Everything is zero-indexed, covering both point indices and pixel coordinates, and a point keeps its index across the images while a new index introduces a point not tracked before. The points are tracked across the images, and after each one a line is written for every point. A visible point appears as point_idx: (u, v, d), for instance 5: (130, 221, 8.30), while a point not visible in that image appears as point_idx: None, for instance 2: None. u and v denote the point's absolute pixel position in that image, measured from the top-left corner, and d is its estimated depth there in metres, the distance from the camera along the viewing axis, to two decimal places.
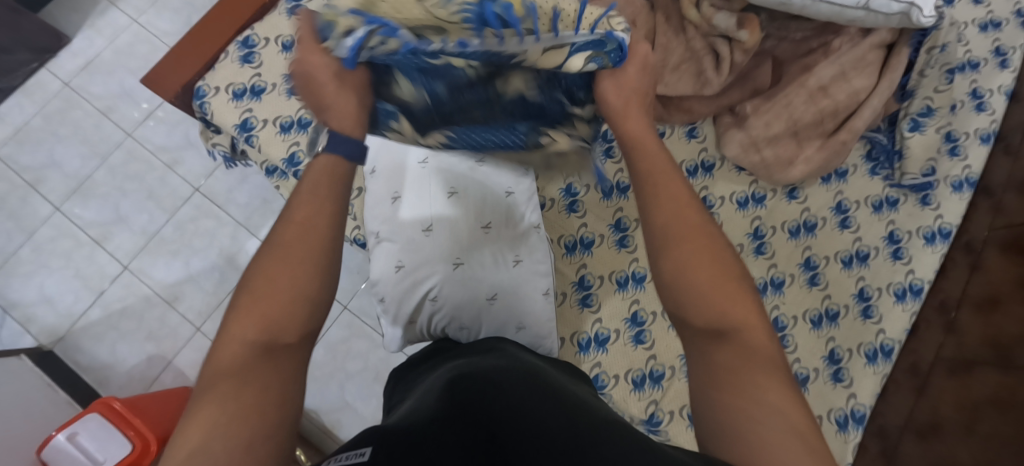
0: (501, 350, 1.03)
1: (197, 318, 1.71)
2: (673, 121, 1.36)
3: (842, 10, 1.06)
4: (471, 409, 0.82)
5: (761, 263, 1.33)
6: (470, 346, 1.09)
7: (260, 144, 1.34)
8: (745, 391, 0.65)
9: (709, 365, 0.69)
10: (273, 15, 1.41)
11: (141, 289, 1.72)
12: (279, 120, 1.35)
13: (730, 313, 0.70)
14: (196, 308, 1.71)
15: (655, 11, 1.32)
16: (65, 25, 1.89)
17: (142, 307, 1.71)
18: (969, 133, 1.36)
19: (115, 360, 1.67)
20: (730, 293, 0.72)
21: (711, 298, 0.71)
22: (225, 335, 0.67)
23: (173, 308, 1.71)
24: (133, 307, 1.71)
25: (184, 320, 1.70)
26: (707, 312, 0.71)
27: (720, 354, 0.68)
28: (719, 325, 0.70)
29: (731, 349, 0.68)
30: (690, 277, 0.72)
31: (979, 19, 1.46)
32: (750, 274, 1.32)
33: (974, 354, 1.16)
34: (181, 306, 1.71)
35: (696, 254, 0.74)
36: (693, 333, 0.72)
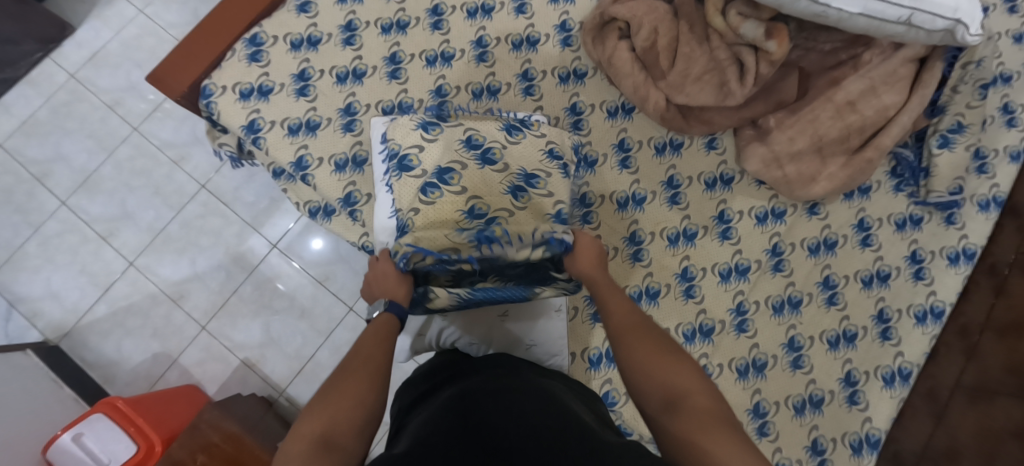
0: (507, 369, 1.00)
1: (203, 316, 1.69)
2: (691, 132, 1.31)
3: (882, 24, 1.02)
4: (470, 429, 0.81)
5: (779, 281, 1.30)
6: (478, 362, 1.06)
7: (268, 147, 1.30)
8: (705, 446, 0.68)
9: (672, 434, 0.72)
10: (281, 12, 1.37)
11: (147, 286, 1.70)
12: (287, 122, 1.31)
13: (679, 380, 0.76)
14: (202, 306, 1.69)
15: (678, 18, 1.28)
16: (70, 15, 1.85)
17: (148, 305, 1.69)
18: (998, 151, 1.31)
19: (121, 358, 1.66)
20: (677, 365, 0.78)
21: (661, 374, 0.78)
22: (299, 426, 0.72)
23: (178, 305, 1.69)
24: (138, 304, 1.69)
25: (189, 319, 1.69)
26: (657, 381, 0.77)
27: (676, 421, 0.72)
28: (671, 393, 0.75)
29: (681, 411, 0.73)
30: (640, 358, 0.80)
31: (1013, 30, 1.40)
32: (766, 292, 1.29)
33: (995, 383, 1.14)
34: (186, 305, 1.70)
35: (642, 339, 0.83)
36: (654, 409, 0.76)
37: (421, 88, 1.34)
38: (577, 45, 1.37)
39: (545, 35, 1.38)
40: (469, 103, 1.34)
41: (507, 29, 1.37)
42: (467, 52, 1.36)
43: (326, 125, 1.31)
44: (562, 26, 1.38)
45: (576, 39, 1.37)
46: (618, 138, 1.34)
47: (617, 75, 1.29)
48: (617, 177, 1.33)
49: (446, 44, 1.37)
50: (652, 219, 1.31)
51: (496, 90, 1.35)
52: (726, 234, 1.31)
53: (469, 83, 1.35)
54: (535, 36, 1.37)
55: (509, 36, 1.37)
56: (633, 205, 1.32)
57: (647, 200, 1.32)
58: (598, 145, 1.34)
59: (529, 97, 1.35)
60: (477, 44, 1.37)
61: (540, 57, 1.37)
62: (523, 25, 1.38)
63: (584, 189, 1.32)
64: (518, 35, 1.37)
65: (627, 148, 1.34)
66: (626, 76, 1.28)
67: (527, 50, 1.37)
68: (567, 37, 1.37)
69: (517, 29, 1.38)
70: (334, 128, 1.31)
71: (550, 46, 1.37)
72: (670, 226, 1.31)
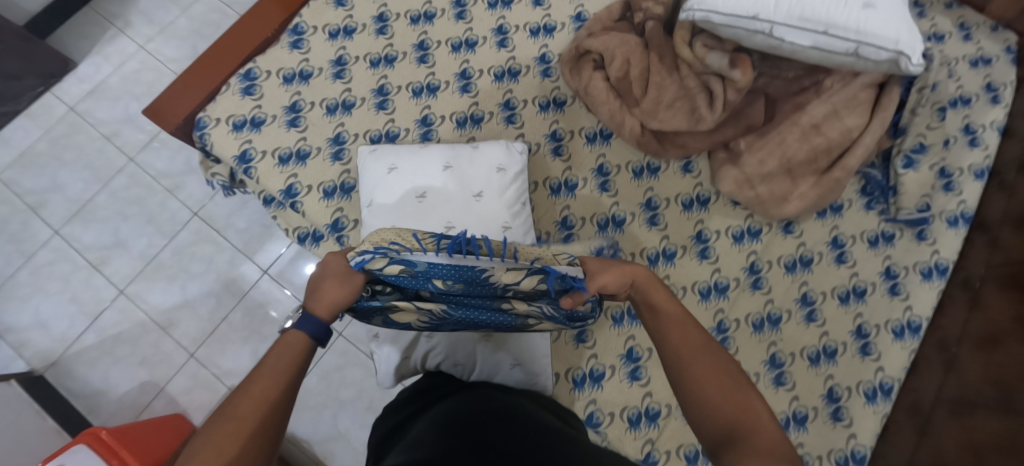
0: (487, 395, 1.00)
1: (190, 342, 1.70)
2: (668, 156, 1.36)
3: (832, 56, 1.08)
4: (476, 446, 0.81)
5: (758, 298, 1.33)
6: (454, 389, 1.08)
7: (258, 176, 1.35)
8: None
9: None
10: (275, 48, 1.44)
11: (137, 314, 1.71)
12: (278, 152, 1.36)
13: (738, 407, 0.77)
14: (192, 334, 1.70)
15: (649, 50, 1.33)
16: (74, 51, 1.93)
17: (137, 333, 1.70)
18: (962, 169, 1.37)
19: (107, 388, 1.65)
20: (733, 401, 0.77)
21: (721, 407, 0.77)
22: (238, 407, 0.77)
23: (167, 333, 1.70)
24: (128, 333, 1.70)
25: (178, 346, 1.69)
26: (718, 413, 0.77)
27: (731, 454, 0.73)
28: (733, 429, 0.75)
29: (747, 450, 0.72)
30: (699, 388, 0.80)
31: (969, 55, 1.49)
32: (746, 310, 1.32)
33: (975, 394, 1.17)
34: (176, 333, 1.70)
35: (701, 363, 0.82)
36: (714, 441, 0.76)
37: (407, 117, 1.40)
38: (556, 76, 1.44)
39: (525, 65, 1.45)
40: (453, 131, 1.39)
41: (488, 61, 1.45)
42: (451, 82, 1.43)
43: (315, 153, 1.36)
44: (541, 58, 1.45)
45: (555, 70, 1.44)
46: (597, 163, 1.39)
47: (594, 103, 1.35)
48: (596, 200, 1.36)
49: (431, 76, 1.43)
50: (631, 240, 1.34)
51: (479, 119, 1.40)
52: (704, 253, 1.35)
53: (453, 112, 1.40)
54: (516, 68, 1.44)
55: (492, 67, 1.44)
56: (613, 227, 1.35)
57: (626, 221, 1.35)
58: (578, 169, 1.38)
59: (511, 124, 1.40)
60: (462, 75, 1.43)
61: (521, 86, 1.43)
62: (504, 58, 1.45)
63: (566, 212, 1.36)
64: (499, 67, 1.44)
65: (606, 172, 1.39)
66: (601, 102, 1.33)
67: (507, 79, 1.43)
68: (545, 68, 1.45)
69: (498, 60, 1.45)
70: (323, 157, 1.36)
71: (531, 76, 1.44)
72: (650, 246, 1.34)
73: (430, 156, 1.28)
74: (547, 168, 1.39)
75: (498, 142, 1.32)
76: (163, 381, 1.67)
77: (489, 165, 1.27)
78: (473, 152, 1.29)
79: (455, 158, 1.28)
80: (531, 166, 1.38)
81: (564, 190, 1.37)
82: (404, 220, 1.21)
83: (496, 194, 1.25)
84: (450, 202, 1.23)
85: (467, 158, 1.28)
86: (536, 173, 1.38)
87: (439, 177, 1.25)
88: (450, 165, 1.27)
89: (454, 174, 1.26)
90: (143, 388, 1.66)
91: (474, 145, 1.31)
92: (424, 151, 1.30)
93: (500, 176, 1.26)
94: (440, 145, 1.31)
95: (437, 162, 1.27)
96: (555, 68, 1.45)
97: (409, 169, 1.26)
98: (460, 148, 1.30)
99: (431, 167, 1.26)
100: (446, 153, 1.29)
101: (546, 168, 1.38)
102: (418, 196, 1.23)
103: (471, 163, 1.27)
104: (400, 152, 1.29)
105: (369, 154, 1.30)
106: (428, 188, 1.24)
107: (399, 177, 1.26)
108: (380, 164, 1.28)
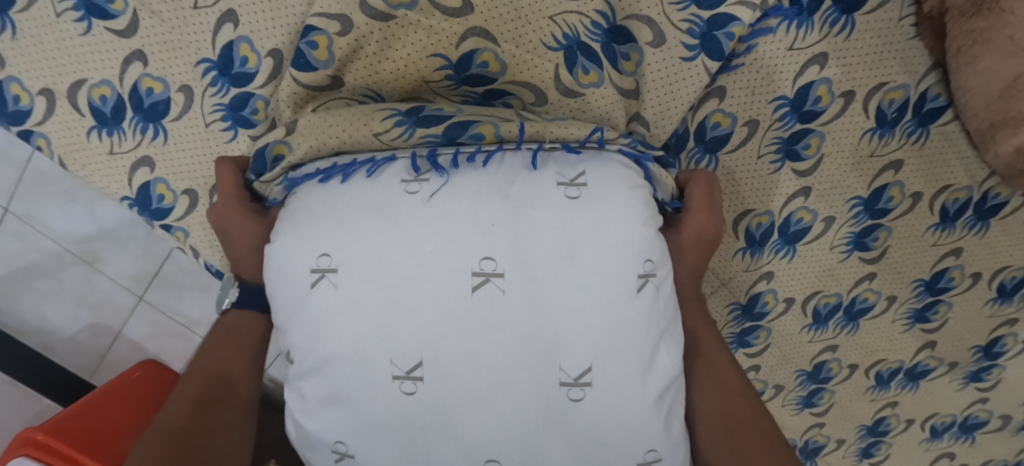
0: None
1: (140, 280, 0.73)
2: None
3: None
4: None
5: (1017, 440, 0.80)
6: None
7: (57, 155, 0.53)
8: None
9: None
10: None
11: (29, 242, 0.69)
12: (86, 94, 0.51)
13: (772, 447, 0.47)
14: (133, 273, 0.73)
15: None
16: None
17: (51, 268, 0.71)
18: None
19: (44, 337, 0.74)
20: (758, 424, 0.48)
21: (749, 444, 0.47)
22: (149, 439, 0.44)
23: (94, 268, 0.72)
24: (17, 265, 0.70)
25: (114, 287, 0.73)
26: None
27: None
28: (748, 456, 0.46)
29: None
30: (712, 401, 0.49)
31: None
32: (992, 454, 0.81)
33: None
34: (160, 279, 0.74)
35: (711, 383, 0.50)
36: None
37: (413, 44, 0.48)
38: (641, 92, 0.52)
39: (618, 10, 0.49)
40: (402, 160, 0.44)
41: (494, 20, 0.48)
42: (420, 77, 0.50)
43: (183, 106, 0.52)
44: (610, 16, 0.50)
45: (645, 72, 0.51)
46: (871, 186, 0.64)
47: (960, 66, 0.53)
48: (835, 267, 0.68)
49: (355, 56, 0.48)
50: (863, 348, 0.73)
51: (454, 124, 0.46)
52: (978, 374, 0.75)
53: (360, 122, 0.46)
54: (582, 38, 0.50)
55: (518, 51, 0.50)
56: (841, 320, 0.72)
57: (872, 311, 0.71)
58: (827, 195, 0.64)
59: (531, 150, 0.45)
60: (453, 70, 0.50)
61: (544, 110, 0.52)
62: (541, 10, 0.48)
63: (762, 286, 0.69)
64: (533, 49, 0.50)
65: (884, 207, 0.65)
66: (1003, 58, 0.50)
67: (528, 82, 0.51)
68: (610, 56, 0.51)
69: (526, 22, 0.49)
70: (203, 113, 0.52)
71: (552, 75, 0.51)
72: (893, 359, 0.74)
73: (436, 241, 0.39)
74: (753, 186, 0.64)
75: (621, 176, 0.42)
76: (120, 328, 0.75)
77: (618, 278, 0.39)
78: (570, 218, 0.40)
79: (509, 241, 0.39)
80: (732, 184, 0.64)
81: (775, 239, 0.67)
82: (376, 450, 0.40)
83: (635, 363, 0.39)
84: (507, 389, 0.39)
85: (543, 244, 0.39)
86: (734, 201, 0.65)
87: (455, 328, 0.39)
88: (489, 278, 0.39)
89: (499, 310, 0.39)
90: (90, 345, 0.76)
91: (571, 189, 0.41)
92: (410, 221, 0.39)
93: (650, 309, 0.40)
94: (471, 177, 0.42)
95: (451, 269, 0.39)
96: (645, 66, 0.51)
97: (363, 293, 0.39)
98: (523, 193, 0.41)
99: (436, 292, 0.39)
100: (484, 230, 0.39)
101: (757, 188, 0.64)
102: (397, 384, 0.39)
103: (551, 270, 0.39)
104: (341, 223, 0.40)
105: (289, 239, 0.41)
106: (425, 356, 0.39)
107: (343, 317, 0.39)
108: (293, 277, 0.41)
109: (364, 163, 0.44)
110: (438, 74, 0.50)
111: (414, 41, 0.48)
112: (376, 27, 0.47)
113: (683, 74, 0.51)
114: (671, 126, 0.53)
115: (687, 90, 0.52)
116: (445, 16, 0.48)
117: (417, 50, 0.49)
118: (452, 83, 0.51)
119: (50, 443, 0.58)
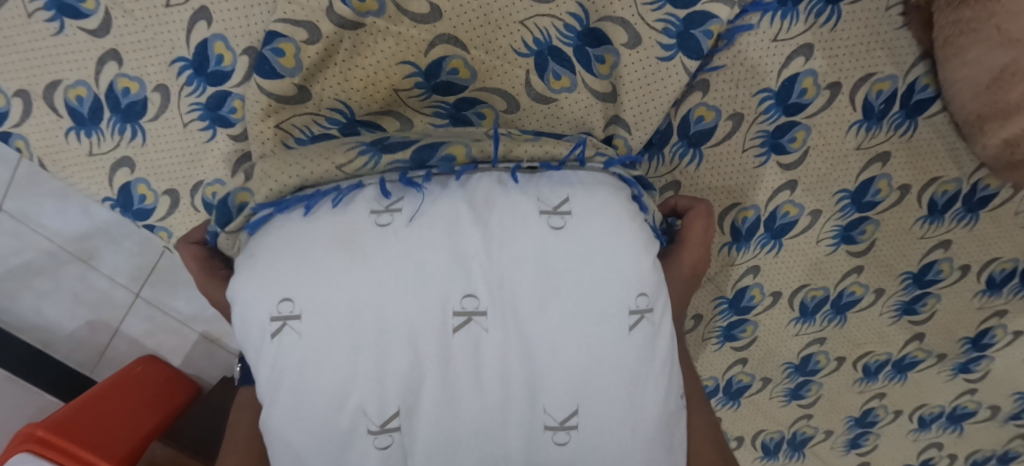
0: None
1: (131, 278, 0.73)
2: None
3: None
4: None
5: (1005, 430, 0.80)
6: None
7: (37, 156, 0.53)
8: None
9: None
10: None
11: (26, 241, 0.68)
12: (64, 94, 0.50)
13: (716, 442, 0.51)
14: (129, 270, 0.73)
15: None
16: None
17: (47, 266, 0.70)
18: None
19: (41, 334, 0.75)
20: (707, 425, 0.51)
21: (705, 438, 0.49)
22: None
23: (91, 267, 0.72)
24: (15, 266, 0.69)
25: (111, 283, 0.73)
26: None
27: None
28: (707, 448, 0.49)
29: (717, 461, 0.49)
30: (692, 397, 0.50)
31: None
32: (980, 444, 0.82)
33: None
34: (157, 275, 0.74)
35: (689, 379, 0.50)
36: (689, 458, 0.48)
37: (386, 49, 0.49)
38: (618, 94, 0.52)
39: (592, 12, 0.49)
40: (371, 186, 0.42)
41: (462, 26, 0.49)
42: (389, 85, 0.50)
43: (160, 106, 0.52)
44: (583, 19, 0.49)
45: (621, 74, 0.50)
46: (859, 179, 0.63)
47: (948, 58, 0.53)
48: (822, 260, 0.68)
49: (326, 65, 0.48)
50: (851, 341, 0.73)
51: (421, 146, 0.44)
52: (967, 365, 0.75)
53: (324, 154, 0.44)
54: (553, 43, 0.50)
55: (487, 58, 0.50)
56: (829, 312, 0.72)
57: (859, 304, 0.71)
58: (813, 187, 0.64)
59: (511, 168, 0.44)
60: (423, 78, 0.50)
61: (515, 116, 0.53)
62: (511, 15, 0.49)
63: (748, 280, 0.69)
64: (503, 55, 0.50)
65: (872, 200, 0.65)
66: (991, 48, 0.49)
67: (498, 88, 0.52)
68: (583, 59, 0.51)
69: (496, 28, 0.49)
70: (180, 113, 0.52)
71: (522, 81, 0.51)
72: (881, 351, 0.74)
73: (414, 281, 0.39)
74: (738, 180, 0.64)
75: (605, 204, 0.41)
76: (119, 323, 0.76)
77: (603, 317, 0.40)
78: (552, 250, 0.40)
79: (489, 277, 0.39)
80: (717, 179, 0.64)
81: (761, 233, 0.66)
82: None
83: (621, 398, 0.41)
84: (491, 429, 0.40)
85: (525, 280, 0.40)
86: (719, 194, 0.64)
87: (438, 369, 0.39)
88: (471, 316, 0.39)
89: (481, 350, 0.40)
90: (89, 342, 0.77)
91: (554, 218, 0.40)
92: (378, 255, 0.38)
93: (634, 347, 0.41)
94: (446, 203, 0.41)
95: (432, 311, 0.39)
96: (621, 68, 0.50)
97: (331, 339, 0.38)
98: (502, 221, 0.40)
99: (416, 332, 0.39)
100: (463, 264, 0.39)
101: (742, 182, 0.64)
102: (374, 439, 0.40)
103: (536, 309, 0.40)
104: (305, 259, 0.39)
105: (245, 278, 0.40)
106: (403, 406, 0.40)
107: (318, 366, 0.39)
108: (256, 320, 0.39)
109: (327, 191, 0.42)
110: (407, 82, 0.50)
111: (383, 48, 0.48)
112: (346, 35, 0.47)
113: (661, 74, 0.50)
114: (652, 127, 0.53)
115: (666, 90, 0.51)
116: (414, 22, 0.48)
117: (387, 57, 0.49)
118: (423, 91, 0.51)
119: (50, 439, 0.62)
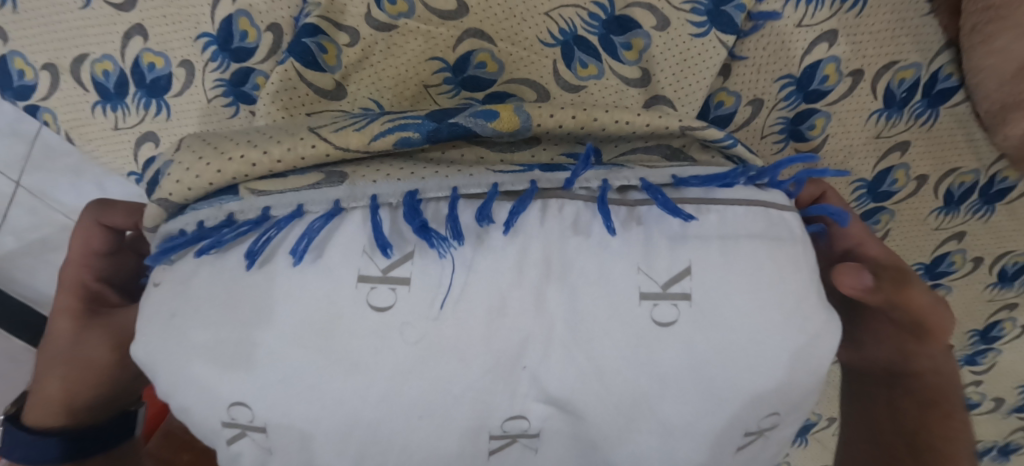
0: None
1: None
2: None
3: None
4: None
5: (1008, 423, 0.81)
6: None
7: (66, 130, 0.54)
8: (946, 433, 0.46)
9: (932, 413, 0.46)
10: None
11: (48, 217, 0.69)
12: (90, 69, 0.51)
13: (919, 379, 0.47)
14: None
15: None
16: None
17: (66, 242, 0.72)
18: None
19: None
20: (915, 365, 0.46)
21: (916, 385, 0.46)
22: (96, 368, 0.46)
23: None
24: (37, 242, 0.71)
25: None
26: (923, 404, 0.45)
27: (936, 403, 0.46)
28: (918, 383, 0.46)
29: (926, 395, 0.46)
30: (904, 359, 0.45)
31: None
32: (983, 435, 0.83)
33: None
34: None
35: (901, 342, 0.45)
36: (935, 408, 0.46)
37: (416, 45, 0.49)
38: (651, 77, 0.51)
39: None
40: (354, 210, 0.35)
41: (489, 20, 0.49)
42: (419, 82, 0.51)
43: (184, 83, 0.52)
44: (607, 7, 0.50)
45: (652, 55, 0.50)
46: (876, 168, 0.63)
47: (975, 45, 0.52)
48: None
49: (361, 66, 0.49)
50: None
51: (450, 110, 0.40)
52: (974, 358, 0.76)
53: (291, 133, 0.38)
54: (579, 32, 0.50)
55: (515, 49, 0.50)
56: None
57: None
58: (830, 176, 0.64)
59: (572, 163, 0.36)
60: (452, 73, 0.51)
61: None
62: (536, 7, 0.49)
63: None
64: (529, 47, 0.50)
65: (889, 190, 0.65)
66: (1018, 38, 0.48)
67: (526, 78, 0.51)
68: (608, 48, 0.51)
69: (522, 20, 0.50)
70: (203, 89, 0.52)
71: (550, 70, 0.51)
72: None
73: (443, 392, 0.32)
74: None
75: (728, 296, 0.34)
76: None
77: (707, 438, 0.35)
78: (649, 361, 0.33)
79: (568, 390, 0.33)
80: None
81: None
82: None
83: None
84: None
85: (610, 402, 0.33)
86: None
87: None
88: (518, 437, 0.35)
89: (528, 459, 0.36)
90: None
91: (662, 309, 0.33)
92: (412, 350, 0.32)
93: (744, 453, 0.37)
94: (481, 276, 0.33)
95: (471, 431, 0.34)
96: (652, 49, 0.50)
97: (352, 446, 0.33)
98: (592, 318, 0.33)
99: (465, 446, 0.34)
100: (510, 378, 0.33)
101: None
102: None
103: (621, 428, 0.34)
104: (319, 351, 0.32)
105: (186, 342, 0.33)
106: None
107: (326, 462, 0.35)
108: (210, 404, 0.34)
109: (278, 220, 0.35)
110: (437, 77, 0.51)
111: (414, 47, 0.49)
112: (380, 37, 0.48)
113: (695, 51, 0.49)
114: (696, 102, 0.51)
115: (703, 66, 0.50)
116: (442, 19, 0.49)
117: (417, 54, 0.49)
118: (451, 87, 0.51)
119: None
